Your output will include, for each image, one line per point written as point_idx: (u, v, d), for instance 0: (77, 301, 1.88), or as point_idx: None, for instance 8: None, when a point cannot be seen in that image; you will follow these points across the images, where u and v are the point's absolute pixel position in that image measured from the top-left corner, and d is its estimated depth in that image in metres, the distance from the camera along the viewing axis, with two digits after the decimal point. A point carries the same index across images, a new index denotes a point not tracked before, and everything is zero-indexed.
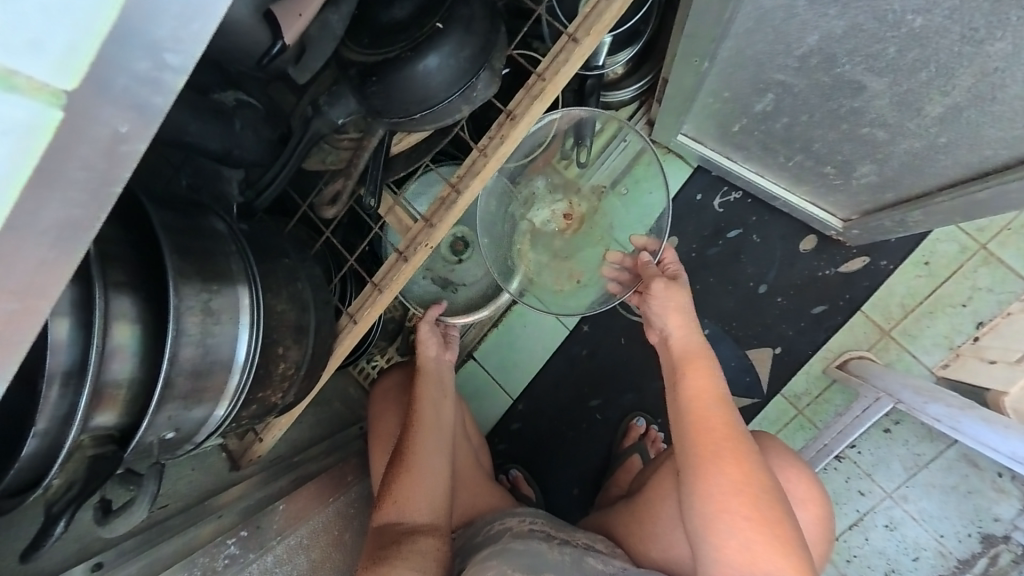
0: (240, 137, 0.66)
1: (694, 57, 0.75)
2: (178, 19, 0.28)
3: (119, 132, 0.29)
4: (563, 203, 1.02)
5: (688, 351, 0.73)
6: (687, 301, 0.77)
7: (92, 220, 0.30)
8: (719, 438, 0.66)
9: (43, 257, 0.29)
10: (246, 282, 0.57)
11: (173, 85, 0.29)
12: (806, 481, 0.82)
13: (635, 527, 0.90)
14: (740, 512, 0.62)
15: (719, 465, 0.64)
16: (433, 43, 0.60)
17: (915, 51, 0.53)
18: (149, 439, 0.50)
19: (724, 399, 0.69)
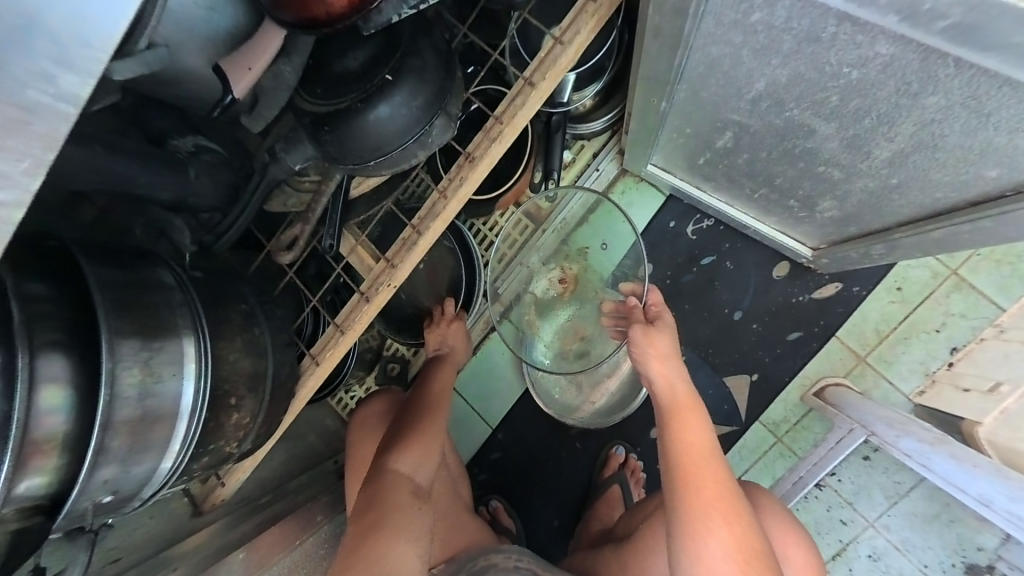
0: (196, 184, 0.66)
1: (651, 97, 0.76)
2: (3, 160, 0.32)
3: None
4: (558, 269, 1.07)
5: (675, 401, 0.70)
6: (670, 345, 0.74)
7: None
8: (707, 496, 0.64)
9: None
10: (194, 334, 0.56)
11: (7, 217, 0.33)
12: (799, 540, 0.81)
13: (620, 569, 0.88)
14: (728, 569, 0.62)
15: (711, 528, 0.63)
16: (384, 93, 0.61)
17: (857, 100, 0.53)
18: (84, 504, 0.48)
19: (715, 455, 0.67)
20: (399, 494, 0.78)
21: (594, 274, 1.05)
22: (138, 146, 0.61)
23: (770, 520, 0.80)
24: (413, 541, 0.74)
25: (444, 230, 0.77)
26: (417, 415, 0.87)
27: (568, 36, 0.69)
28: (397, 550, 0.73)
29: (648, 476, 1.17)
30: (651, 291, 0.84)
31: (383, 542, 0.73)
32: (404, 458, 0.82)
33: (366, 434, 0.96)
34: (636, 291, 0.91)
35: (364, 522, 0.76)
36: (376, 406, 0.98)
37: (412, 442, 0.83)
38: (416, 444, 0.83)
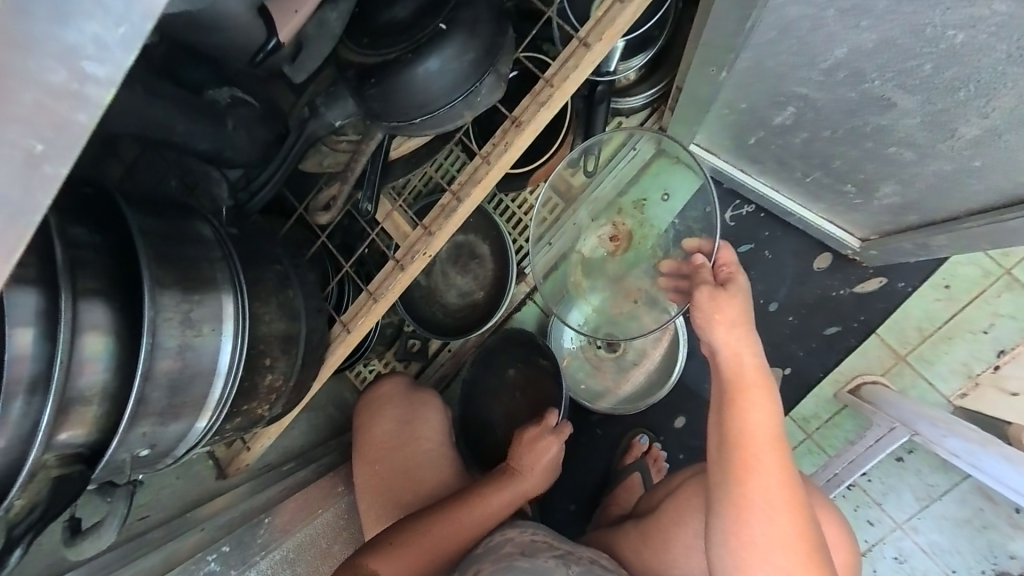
0: (232, 137, 0.64)
1: (710, 67, 0.72)
2: (98, 21, 0.27)
3: (34, 150, 0.29)
4: (610, 225, 1.02)
5: (740, 377, 0.66)
6: (740, 312, 0.68)
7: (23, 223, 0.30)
8: (765, 478, 0.62)
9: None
10: (233, 289, 0.54)
11: (98, 99, 0.29)
12: (838, 526, 0.78)
13: (646, 550, 0.85)
14: (777, 549, 0.60)
15: (766, 511, 0.61)
16: (435, 45, 0.57)
17: (953, 68, 0.50)
18: (122, 456, 0.47)
19: (777, 440, 0.64)
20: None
21: (650, 231, 1.01)
22: (176, 92, 0.59)
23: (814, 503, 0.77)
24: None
25: (483, 199, 0.74)
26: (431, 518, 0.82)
27: None
28: None
29: (669, 466, 1.15)
30: (723, 246, 0.77)
31: None
32: (385, 561, 0.78)
33: (378, 414, 0.94)
34: (702, 248, 0.84)
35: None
36: (430, 419, 0.96)
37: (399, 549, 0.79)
38: (403, 551, 0.79)
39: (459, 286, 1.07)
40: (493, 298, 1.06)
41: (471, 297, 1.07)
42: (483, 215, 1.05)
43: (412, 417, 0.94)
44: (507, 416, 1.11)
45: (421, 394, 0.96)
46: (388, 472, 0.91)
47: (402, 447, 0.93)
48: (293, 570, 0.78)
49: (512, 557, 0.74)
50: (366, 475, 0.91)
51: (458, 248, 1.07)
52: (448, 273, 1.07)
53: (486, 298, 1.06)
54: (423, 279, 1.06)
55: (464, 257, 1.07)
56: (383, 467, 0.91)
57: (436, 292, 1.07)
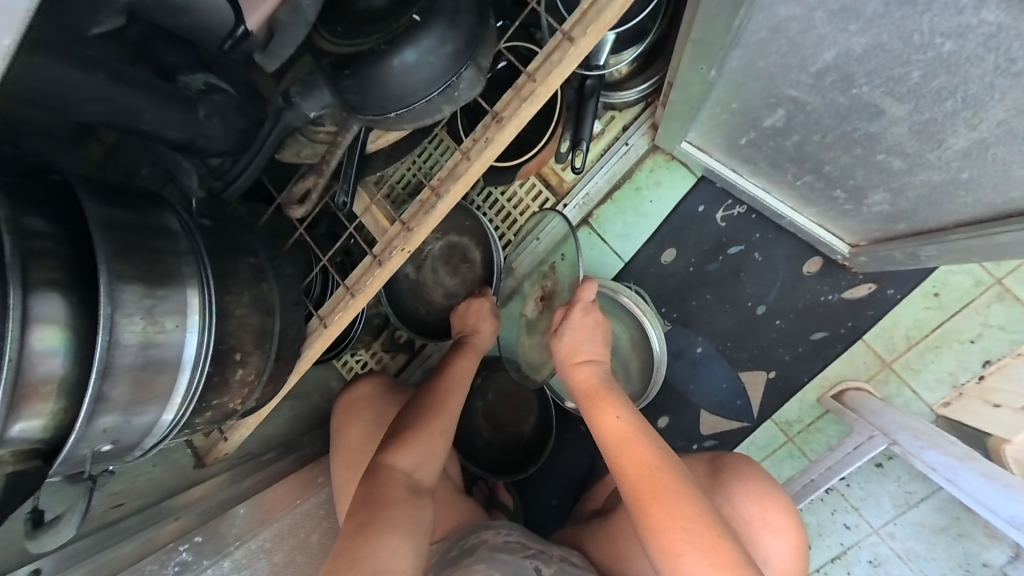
0: (205, 125, 0.62)
1: (701, 66, 0.70)
2: None
3: None
4: (538, 285, 0.99)
5: (595, 386, 0.79)
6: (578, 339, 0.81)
7: None
8: (641, 465, 0.68)
9: None
10: (200, 284, 0.54)
11: None
12: (784, 509, 0.77)
13: (609, 547, 0.85)
14: (675, 531, 0.62)
15: (652, 501, 0.65)
16: (411, 36, 0.55)
17: (943, 77, 0.48)
18: (83, 451, 0.47)
19: (639, 434, 0.72)
20: (395, 489, 0.75)
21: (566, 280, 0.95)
22: (144, 77, 0.57)
23: (748, 487, 0.77)
24: (410, 535, 0.71)
25: (465, 195, 0.73)
26: (423, 403, 0.85)
27: None
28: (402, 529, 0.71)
29: None
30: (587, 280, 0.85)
31: (375, 537, 0.69)
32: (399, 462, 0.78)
33: (352, 422, 0.91)
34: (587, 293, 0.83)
35: (355, 525, 0.70)
36: None
37: (412, 437, 0.80)
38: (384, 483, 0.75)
39: (446, 287, 1.02)
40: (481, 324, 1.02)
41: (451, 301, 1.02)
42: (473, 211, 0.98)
43: (385, 418, 0.91)
44: (490, 424, 1.16)
45: (398, 396, 0.94)
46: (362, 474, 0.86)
47: None
48: (270, 559, 0.79)
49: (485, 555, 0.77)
50: (343, 478, 0.87)
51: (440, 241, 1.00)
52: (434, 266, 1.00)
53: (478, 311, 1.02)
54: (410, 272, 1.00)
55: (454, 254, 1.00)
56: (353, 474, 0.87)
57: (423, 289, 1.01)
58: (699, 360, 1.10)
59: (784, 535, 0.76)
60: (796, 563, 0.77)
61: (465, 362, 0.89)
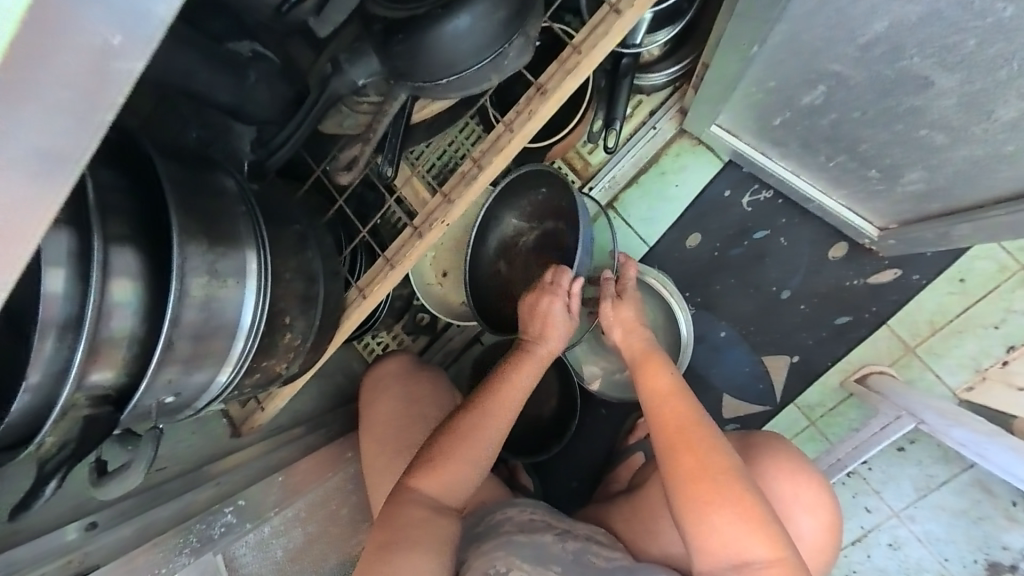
0: (254, 89, 0.65)
1: (741, 42, 0.70)
2: None
3: (111, 43, 0.29)
4: None
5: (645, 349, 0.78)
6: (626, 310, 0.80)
7: (85, 148, 0.31)
8: (679, 422, 0.68)
9: (21, 190, 0.30)
10: (256, 246, 0.54)
11: None
12: (815, 487, 0.77)
13: (635, 521, 0.85)
14: (714, 494, 0.62)
15: (687, 460, 0.64)
16: (465, 2, 0.56)
17: (999, 44, 0.49)
18: (147, 402, 0.48)
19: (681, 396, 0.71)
20: (424, 503, 0.69)
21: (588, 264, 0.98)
22: (199, 42, 0.61)
23: (779, 465, 0.77)
24: (431, 554, 0.66)
25: (505, 168, 0.74)
26: (468, 421, 0.75)
27: None
28: (431, 544, 0.66)
29: None
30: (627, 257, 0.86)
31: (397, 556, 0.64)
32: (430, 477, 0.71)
33: (381, 398, 0.92)
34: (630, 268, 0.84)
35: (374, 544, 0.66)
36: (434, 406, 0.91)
37: (443, 465, 0.72)
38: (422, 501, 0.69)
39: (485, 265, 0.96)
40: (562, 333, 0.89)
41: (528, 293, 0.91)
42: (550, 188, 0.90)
43: (416, 394, 0.91)
44: None
45: (426, 372, 0.95)
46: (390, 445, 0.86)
47: (409, 428, 0.88)
48: (305, 529, 0.77)
49: (508, 535, 0.72)
50: (372, 453, 0.87)
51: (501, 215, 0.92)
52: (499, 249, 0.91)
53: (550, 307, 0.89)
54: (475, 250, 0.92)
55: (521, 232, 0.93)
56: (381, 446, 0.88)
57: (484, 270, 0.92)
58: (721, 344, 1.11)
59: (815, 512, 0.77)
60: (826, 539, 0.78)
61: (520, 380, 0.77)
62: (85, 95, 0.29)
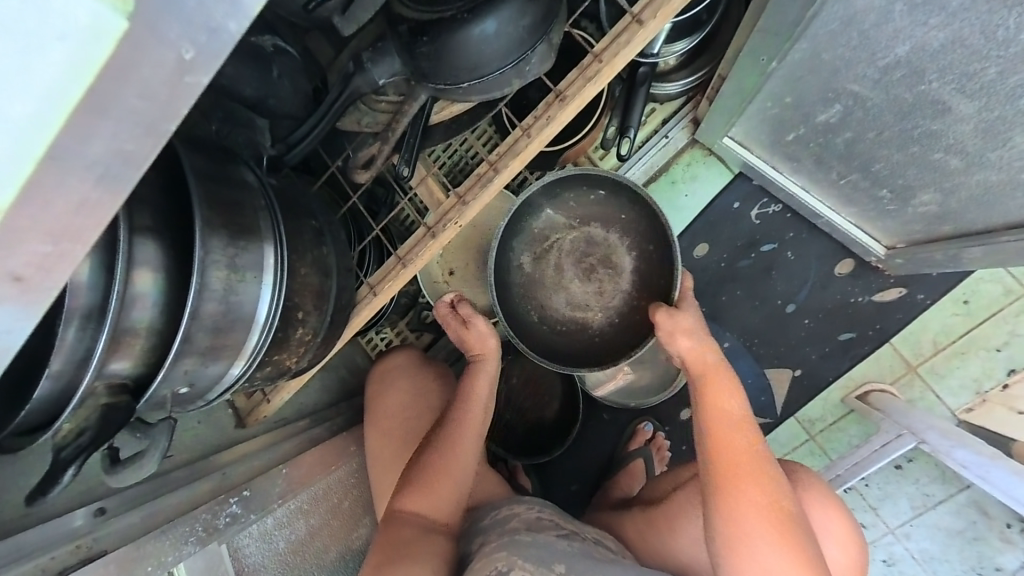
0: (276, 85, 0.64)
1: (760, 56, 0.71)
2: None
3: (183, 58, 0.26)
4: None
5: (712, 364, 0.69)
6: (693, 323, 0.72)
7: (144, 157, 0.28)
8: (744, 455, 0.61)
9: (86, 194, 0.27)
10: (274, 241, 0.54)
11: (249, 8, 0.27)
12: (842, 516, 0.78)
13: (646, 529, 0.84)
14: (772, 541, 0.57)
15: (749, 494, 0.59)
16: (492, 6, 0.56)
17: (1019, 74, 0.50)
18: (163, 391, 0.48)
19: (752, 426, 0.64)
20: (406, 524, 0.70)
21: None
22: None
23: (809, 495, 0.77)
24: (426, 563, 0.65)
25: (520, 172, 0.74)
26: (454, 443, 0.75)
27: None
28: (414, 555, 0.66)
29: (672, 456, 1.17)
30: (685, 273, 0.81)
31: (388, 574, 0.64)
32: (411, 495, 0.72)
33: (388, 391, 0.92)
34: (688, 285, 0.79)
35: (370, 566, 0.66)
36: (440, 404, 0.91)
37: (425, 481, 0.73)
38: (401, 522, 0.70)
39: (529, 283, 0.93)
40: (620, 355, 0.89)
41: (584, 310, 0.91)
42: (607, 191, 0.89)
43: (425, 389, 0.92)
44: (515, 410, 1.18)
45: (435, 368, 0.95)
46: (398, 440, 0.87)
47: (416, 421, 0.89)
48: (307, 520, 0.79)
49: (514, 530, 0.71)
50: (376, 446, 0.88)
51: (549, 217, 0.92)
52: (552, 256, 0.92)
53: (613, 330, 0.90)
54: (526, 259, 0.92)
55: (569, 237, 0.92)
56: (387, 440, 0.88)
57: (535, 281, 0.92)
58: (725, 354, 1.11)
59: (839, 541, 0.77)
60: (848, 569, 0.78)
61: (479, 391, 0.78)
62: (156, 105, 0.27)
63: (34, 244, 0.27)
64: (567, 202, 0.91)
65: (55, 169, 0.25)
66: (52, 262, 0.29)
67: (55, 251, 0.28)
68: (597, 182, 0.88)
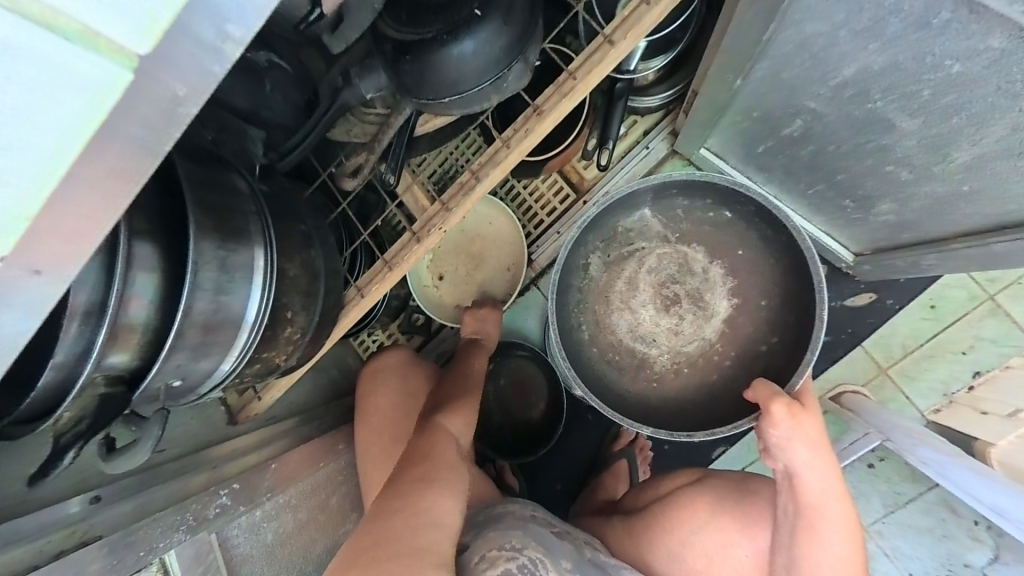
0: (270, 99, 0.69)
1: (726, 74, 0.75)
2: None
3: (175, 95, 0.30)
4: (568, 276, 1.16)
5: (809, 475, 0.68)
6: (815, 431, 0.68)
7: (141, 173, 0.32)
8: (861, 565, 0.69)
9: (92, 202, 0.30)
10: (263, 244, 0.58)
11: (229, 52, 0.31)
12: None
13: (636, 534, 0.83)
14: None
15: None
16: (470, 28, 0.61)
17: (951, 95, 0.54)
18: (157, 384, 0.51)
19: (816, 530, 0.68)
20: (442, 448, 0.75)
21: None
22: None
23: None
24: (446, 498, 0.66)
25: (502, 180, 0.78)
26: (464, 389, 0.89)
27: None
28: (444, 486, 0.68)
29: (655, 458, 1.19)
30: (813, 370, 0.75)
31: (426, 492, 0.66)
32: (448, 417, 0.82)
33: (376, 389, 0.96)
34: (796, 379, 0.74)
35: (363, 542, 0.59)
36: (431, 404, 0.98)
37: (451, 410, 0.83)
38: (422, 448, 0.75)
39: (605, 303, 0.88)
40: (671, 404, 0.86)
41: (646, 344, 0.87)
42: (727, 227, 0.84)
43: (411, 389, 0.96)
44: (503, 411, 1.22)
45: (423, 367, 1.00)
46: (388, 438, 0.89)
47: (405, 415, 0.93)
48: (295, 515, 0.81)
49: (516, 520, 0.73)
50: (364, 443, 0.91)
51: (650, 228, 0.88)
52: (677, 293, 0.87)
53: (681, 382, 0.86)
54: (593, 268, 0.88)
55: (653, 262, 0.88)
56: (375, 436, 0.92)
57: (602, 289, 0.89)
58: None
59: None
60: None
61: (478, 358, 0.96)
62: (153, 131, 0.31)
63: (48, 243, 0.30)
64: (670, 211, 0.85)
65: (69, 183, 0.28)
66: (61, 260, 0.31)
67: (65, 252, 0.31)
68: (714, 206, 0.83)
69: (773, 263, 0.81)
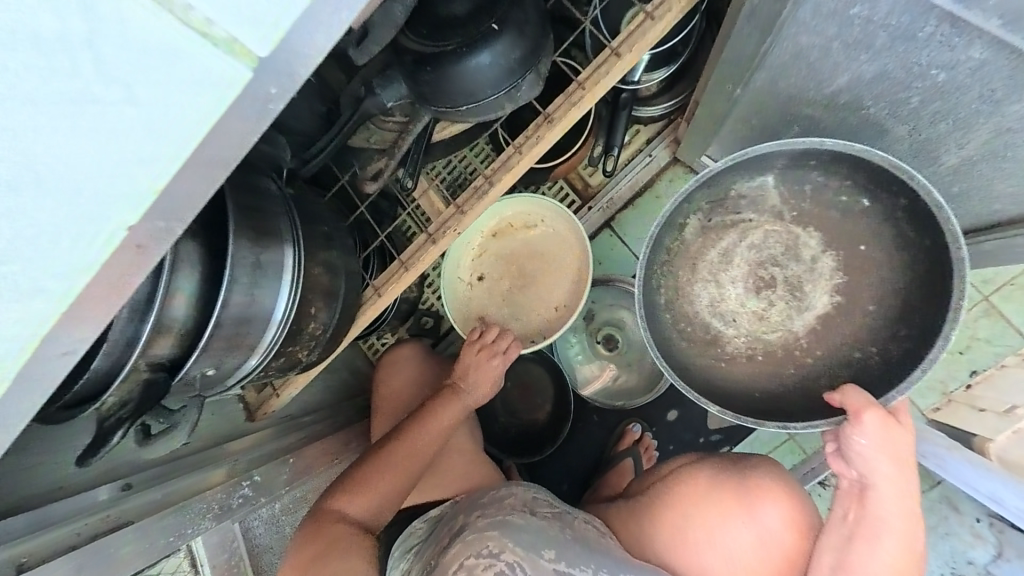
0: (296, 108, 0.73)
1: (726, 84, 0.79)
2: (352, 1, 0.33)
3: (270, 93, 0.32)
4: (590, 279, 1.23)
5: (882, 486, 0.67)
6: (904, 447, 0.66)
7: (231, 160, 0.35)
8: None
9: (191, 188, 0.33)
10: (293, 243, 0.61)
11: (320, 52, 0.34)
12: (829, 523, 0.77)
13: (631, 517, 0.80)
14: None
15: None
16: (487, 42, 0.65)
17: (938, 102, 0.58)
18: (194, 372, 0.54)
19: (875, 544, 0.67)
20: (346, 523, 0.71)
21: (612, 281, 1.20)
22: None
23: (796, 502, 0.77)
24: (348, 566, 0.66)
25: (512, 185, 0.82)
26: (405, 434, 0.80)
27: (659, 11, 0.71)
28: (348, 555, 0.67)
29: (659, 456, 1.18)
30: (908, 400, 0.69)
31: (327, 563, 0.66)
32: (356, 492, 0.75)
33: (388, 376, 0.98)
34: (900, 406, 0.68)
35: None
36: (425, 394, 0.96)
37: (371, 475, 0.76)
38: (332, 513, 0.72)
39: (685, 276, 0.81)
40: (759, 401, 0.78)
41: (724, 323, 0.80)
42: (867, 214, 0.73)
43: (426, 377, 0.97)
44: (508, 412, 1.24)
45: (432, 360, 1.01)
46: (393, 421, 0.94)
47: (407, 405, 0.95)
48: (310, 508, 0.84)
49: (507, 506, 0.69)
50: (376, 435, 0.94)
51: (768, 199, 0.77)
52: (776, 276, 0.78)
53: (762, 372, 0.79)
54: (691, 229, 0.81)
55: (758, 239, 0.79)
56: (388, 418, 0.97)
57: (694, 252, 0.81)
58: None
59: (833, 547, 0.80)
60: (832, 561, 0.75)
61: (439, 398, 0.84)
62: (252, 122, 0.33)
63: (155, 221, 0.33)
64: (804, 185, 0.75)
65: (189, 167, 0.31)
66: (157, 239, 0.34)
67: (165, 229, 0.34)
68: (854, 189, 0.73)
69: (889, 264, 0.73)
